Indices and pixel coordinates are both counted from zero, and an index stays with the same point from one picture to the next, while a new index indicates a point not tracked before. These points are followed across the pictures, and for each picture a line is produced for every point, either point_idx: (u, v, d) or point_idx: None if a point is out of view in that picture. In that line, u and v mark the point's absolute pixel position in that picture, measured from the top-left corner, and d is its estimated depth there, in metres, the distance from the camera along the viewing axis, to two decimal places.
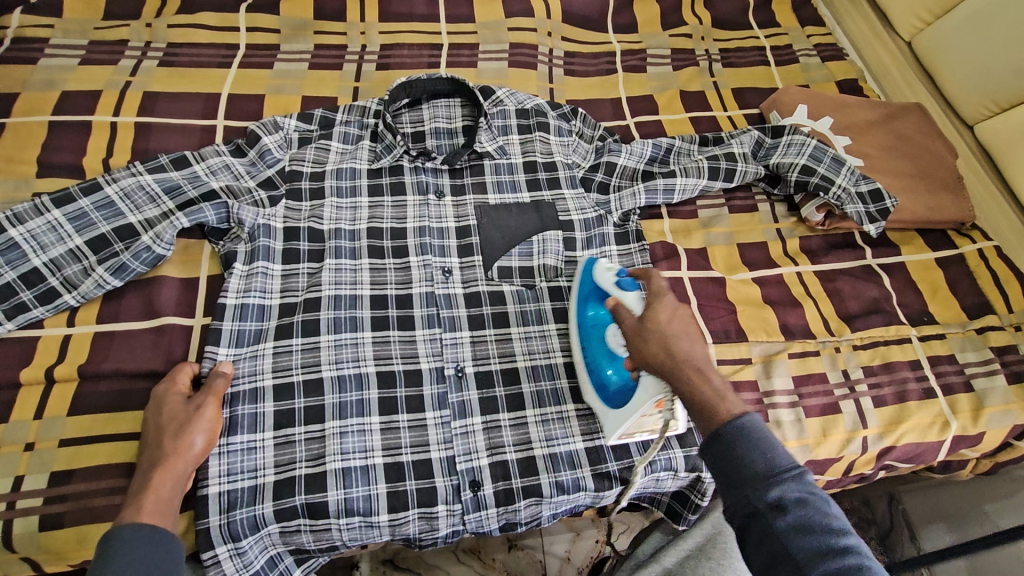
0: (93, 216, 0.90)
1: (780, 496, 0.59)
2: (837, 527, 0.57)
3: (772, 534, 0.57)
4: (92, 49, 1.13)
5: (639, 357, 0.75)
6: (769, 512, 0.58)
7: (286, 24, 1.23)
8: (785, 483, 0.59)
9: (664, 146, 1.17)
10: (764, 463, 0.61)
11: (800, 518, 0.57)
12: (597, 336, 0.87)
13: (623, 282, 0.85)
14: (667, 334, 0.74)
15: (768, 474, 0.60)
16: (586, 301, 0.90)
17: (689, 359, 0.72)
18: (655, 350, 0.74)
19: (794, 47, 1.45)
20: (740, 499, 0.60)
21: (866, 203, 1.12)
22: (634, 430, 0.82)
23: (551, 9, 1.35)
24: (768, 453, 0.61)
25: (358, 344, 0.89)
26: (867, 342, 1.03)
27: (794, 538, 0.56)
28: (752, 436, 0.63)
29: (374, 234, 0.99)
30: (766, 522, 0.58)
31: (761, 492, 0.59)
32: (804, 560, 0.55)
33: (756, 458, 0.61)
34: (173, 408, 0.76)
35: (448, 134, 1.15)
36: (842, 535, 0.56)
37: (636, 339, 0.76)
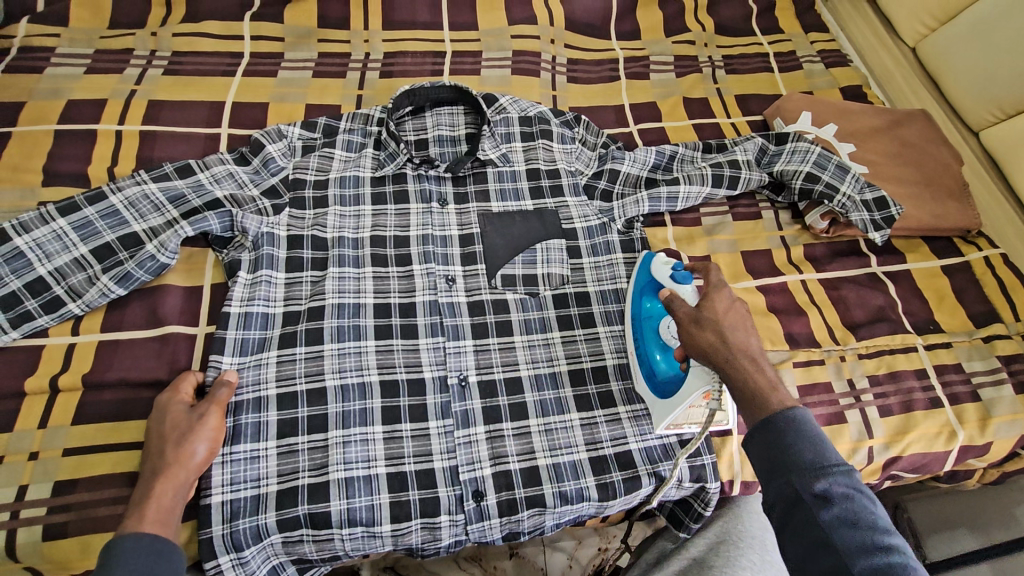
0: (98, 225, 0.90)
1: (826, 488, 0.62)
2: (877, 524, 0.60)
3: (815, 524, 0.60)
4: (98, 58, 1.14)
5: (691, 344, 0.75)
6: (814, 503, 0.61)
7: (289, 32, 1.23)
8: (832, 476, 0.62)
9: (668, 153, 1.17)
10: (814, 456, 0.63)
11: (844, 511, 0.60)
12: (650, 329, 0.89)
13: (679, 275, 0.85)
14: (723, 323, 0.74)
15: (816, 466, 0.63)
16: (643, 294, 0.92)
17: (743, 350, 0.72)
18: (712, 339, 0.73)
19: (798, 53, 1.45)
20: (785, 487, 0.63)
21: (872, 211, 1.11)
22: (682, 421, 0.86)
23: (554, 17, 1.35)
24: (817, 447, 0.64)
25: (361, 353, 0.88)
26: (872, 351, 1.02)
27: (837, 529, 0.60)
28: (802, 429, 0.65)
29: (377, 242, 0.99)
30: (809, 512, 0.61)
31: (808, 483, 0.62)
32: (844, 550, 0.59)
33: (805, 451, 0.64)
34: (178, 416, 0.76)
35: (451, 142, 1.15)
36: (881, 532, 0.60)
37: (690, 328, 0.75)
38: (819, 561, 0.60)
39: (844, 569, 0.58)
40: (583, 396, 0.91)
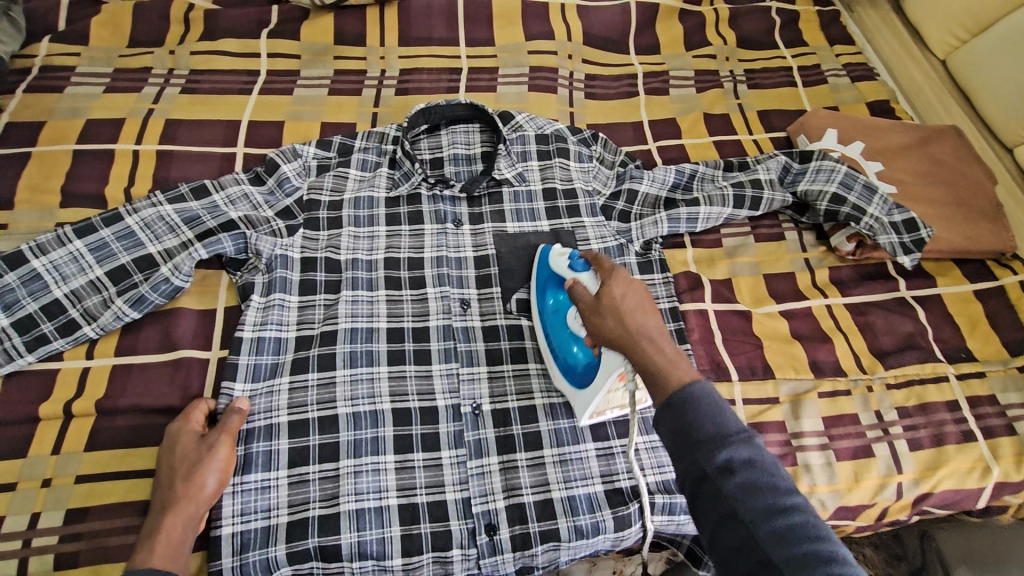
0: (114, 246, 0.90)
1: (728, 458, 0.57)
2: (785, 487, 0.55)
3: (721, 499, 0.56)
4: (117, 77, 1.14)
5: (600, 335, 0.74)
6: (718, 475, 0.56)
7: (306, 49, 1.23)
8: (731, 445, 0.57)
9: (687, 173, 1.14)
10: (713, 426, 0.58)
11: (748, 482, 0.55)
12: (559, 322, 0.88)
13: (576, 264, 0.86)
14: (621, 307, 0.72)
15: (717, 437, 0.57)
16: (546, 290, 0.91)
17: (644, 332, 0.69)
18: (613, 327, 0.72)
19: (822, 67, 1.41)
20: (689, 466, 0.58)
21: (900, 233, 1.07)
22: (603, 407, 0.82)
23: (572, 33, 1.34)
24: (715, 415, 0.59)
25: (374, 380, 0.87)
26: (901, 381, 0.98)
27: (742, 502, 0.55)
28: (700, 399, 0.60)
29: (391, 264, 0.98)
30: (714, 487, 0.56)
31: (709, 458, 0.57)
32: (752, 523, 0.54)
33: (704, 421, 0.59)
34: (186, 446, 0.76)
35: (467, 161, 1.13)
36: (790, 495, 0.55)
37: (593, 318, 0.74)
38: (731, 539, 0.55)
39: (755, 544, 0.53)
40: (599, 425, 0.89)
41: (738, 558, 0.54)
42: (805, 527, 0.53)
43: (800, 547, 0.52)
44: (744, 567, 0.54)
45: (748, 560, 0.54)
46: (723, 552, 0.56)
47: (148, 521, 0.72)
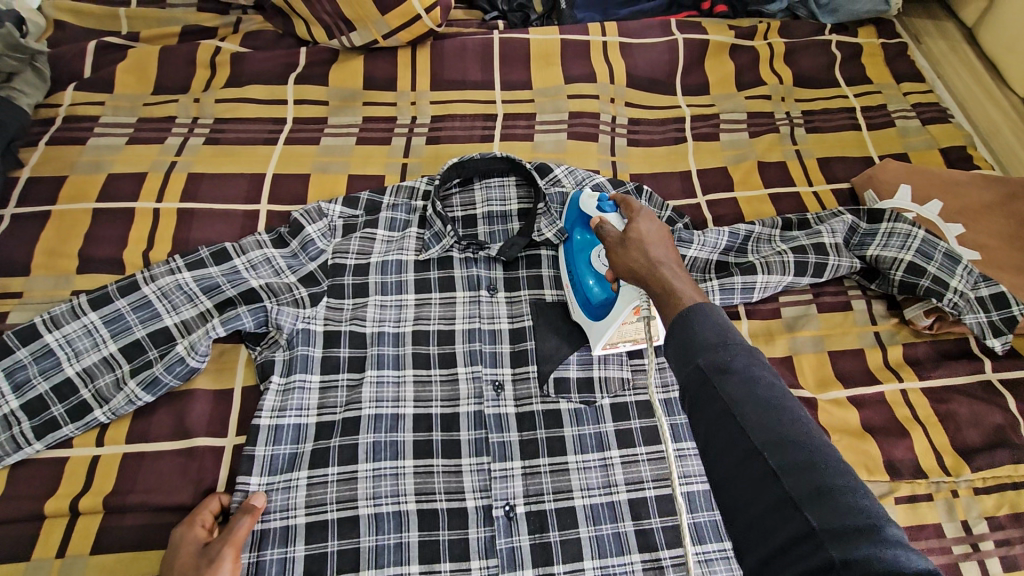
0: (129, 318, 0.85)
1: (728, 360, 0.55)
2: (779, 387, 0.54)
3: (716, 396, 0.53)
4: (140, 127, 1.10)
5: (621, 266, 0.75)
6: (716, 376, 0.54)
7: (334, 95, 1.17)
8: (731, 351, 0.55)
9: (742, 233, 1.03)
10: (715, 335, 0.57)
11: (745, 382, 0.53)
12: (581, 256, 0.91)
13: (605, 205, 0.89)
14: (645, 241, 0.74)
15: (719, 343, 0.56)
16: (574, 227, 0.94)
17: (663, 262, 0.71)
18: (635, 257, 0.73)
19: (889, 107, 1.28)
20: (688, 367, 0.56)
21: (988, 310, 0.96)
22: (617, 339, 0.86)
23: (615, 74, 1.25)
24: (719, 327, 0.58)
25: (398, 476, 0.81)
26: (989, 484, 0.87)
27: (739, 398, 0.53)
28: (705, 313, 0.60)
29: (420, 338, 0.90)
30: (710, 384, 0.54)
31: (708, 359, 0.55)
32: (742, 417, 0.52)
33: (708, 330, 0.57)
34: (188, 557, 0.71)
35: (502, 218, 1.03)
36: (784, 394, 0.54)
37: (616, 250, 0.75)
38: (720, 434, 0.53)
39: (744, 436, 0.51)
40: (645, 531, 0.80)
41: (726, 452, 0.52)
42: (798, 425, 0.51)
43: (787, 438, 0.50)
44: (731, 462, 0.52)
45: (734, 455, 0.52)
46: (710, 449, 0.54)
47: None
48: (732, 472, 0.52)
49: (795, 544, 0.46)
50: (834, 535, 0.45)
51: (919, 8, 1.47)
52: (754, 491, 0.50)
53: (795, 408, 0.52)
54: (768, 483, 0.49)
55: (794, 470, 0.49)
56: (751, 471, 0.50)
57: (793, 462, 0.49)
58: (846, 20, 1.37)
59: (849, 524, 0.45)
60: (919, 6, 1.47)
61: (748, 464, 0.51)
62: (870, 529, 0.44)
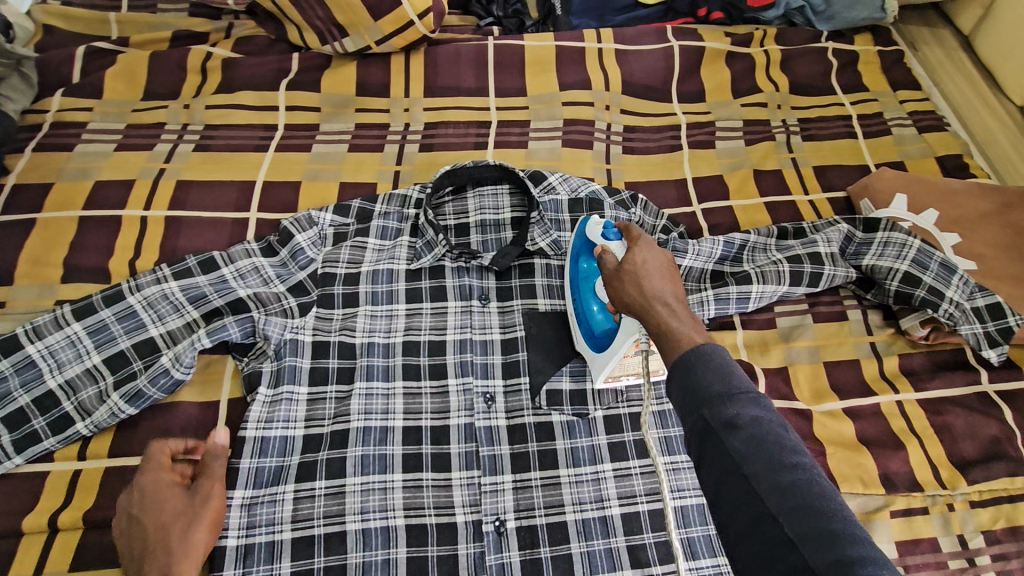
0: (114, 329, 0.84)
1: (736, 414, 0.53)
2: (792, 443, 0.52)
3: (726, 454, 0.51)
4: (130, 133, 1.09)
5: (618, 300, 0.72)
6: (724, 431, 0.52)
7: (327, 101, 1.16)
8: (739, 403, 0.53)
9: (738, 242, 1.02)
10: (721, 384, 0.55)
11: (755, 438, 0.51)
12: (586, 285, 0.88)
13: (610, 232, 0.85)
14: (643, 272, 0.70)
15: (726, 393, 0.54)
16: (579, 256, 0.90)
17: (662, 299, 0.68)
18: (632, 292, 0.69)
19: (885, 115, 1.27)
20: (695, 420, 0.54)
21: (984, 322, 0.95)
22: (620, 372, 0.83)
23: (610, 81, 1.24)
24: (726, 374, 0.55)
25: (387, 490, 0.79)
26: (986, 497, 0.86)
27: (748, 456, 0.51)
28: (711, 359, 0.57)
29: (410, 349, 0.89)
30: (718, 440, 0.52)
31: (715, 412, 0.53)
32: (754, 478, 0.50)
33: (712, 377, 0.55)
34: (170, 503, 0.72)
35: (495, 227, 1.02)
36: (797, 450, 0.52)
37: (612, 283, 0.72)
38: (732, 494, 0.51)
39: (757, 498, 0.49)
40: (637, 546, 0.79)
41: (738, 512, 0.50)
42: (813, 486, 0.49)
43: (803, 501, 0.48)
44: (743, 524, 0.50)
45: (748, 518, 0.49)
46: (722, 509, 0.52)
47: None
48: (746, 536, 0.49)
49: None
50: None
51: (915, 15, 1.47)
52: (770, 560, 0.47)
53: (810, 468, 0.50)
54: (786, 551, 0.47)
55: (812, 537, 0.46)
56: (766, 536, 0.48)
57: (810, 528, 0.47)
58: (842, 28, 1.36)
59: None
60: (915, 13, 1.47)
61: (763, 529, 0.48)
62: None
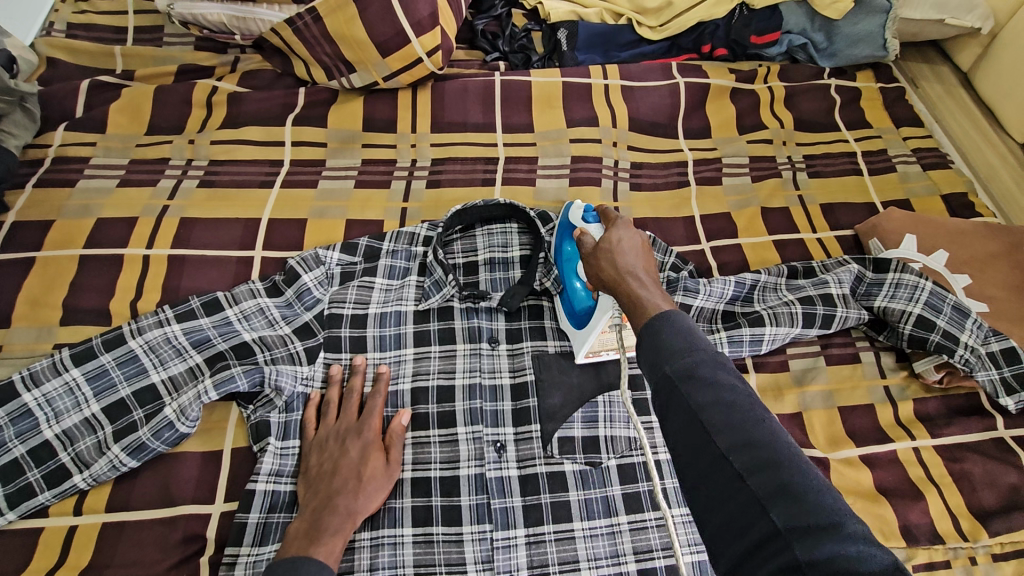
0: (114, 375, 0.82)
1: (693, 366, 0.54)
2: (746, 392, 0.53)
3: (685, 402, 0.53)
4: (133, 168, 1.08)
5: (596, 279, 0.72)
6: (683, 382, 0.54)
7: (333, 137, 1.15)
8: (699, 356, 0.55)
9: (748, 282, 1.01)
10: (683, 341, 0.56)
11: (711, 386, 0.53)
12: (570, 269, 0.90)
13: (589, 217, 0.88)
14: (616, 251, 0.72)
15: (686, 348, 0.56)
16: (562, 239, 0.93)
17: (633, 272, 0.68)
18: (606, 268, 0.70)
19: (890, 152, 1.27)
20: (658, 375, 0.55)
21: (999, 366, 0.94)
22: (599, 347, 0.85)
23: (617, 118, 1.24)
24: (686, 332, 0.57)
25: (397, 545, 0.77)
26: (1008, 549, 0.85)
27: (704, 403, 0.52)
28: (674, 321, 0.59)
29: (419, 397, 0.87)
30: (678, 391, 0.54)
31: (675, 365, 0.55)
32: (710, 424, 0.51)
33: (674, 335, 0.57)
34: (376, 464, 0.79)
35: (504, 265, 0.99)
36: (751, 398, 0.53)
37: (589, 261, 0.73)
38: (689, 440, 0.52)
39: (710, 441, 0.51)
40: None
41: (696, 457, 0.52)
42: (763, 427, 0.51)
43: (753, 440, 0.50)
44: (701, 467, 0.51)
45: (703, 461, 0.51)
46: (681, 455, 0.54)
47: (314, 517, 0.73)
48: (703, 477, 0.51)
49: (762, 546, 0.46)
50: (800, 533, 0.45)
51: (914, 51, 1.48)
52: (724, 497, 0.49)
53: (761, 411, 0.52)
54: (736, 486, 0.49)
55: (759, 472, 0.48)
56: (720, 475, 0.50)
57: (759, 464, 0.49)
58: (845, 65, 1.37)
59: (812, 522, 0.45)
60: (914, 49, 1.48)
61: (716, 469, 0.50)
62: (834, 527, 0.44)
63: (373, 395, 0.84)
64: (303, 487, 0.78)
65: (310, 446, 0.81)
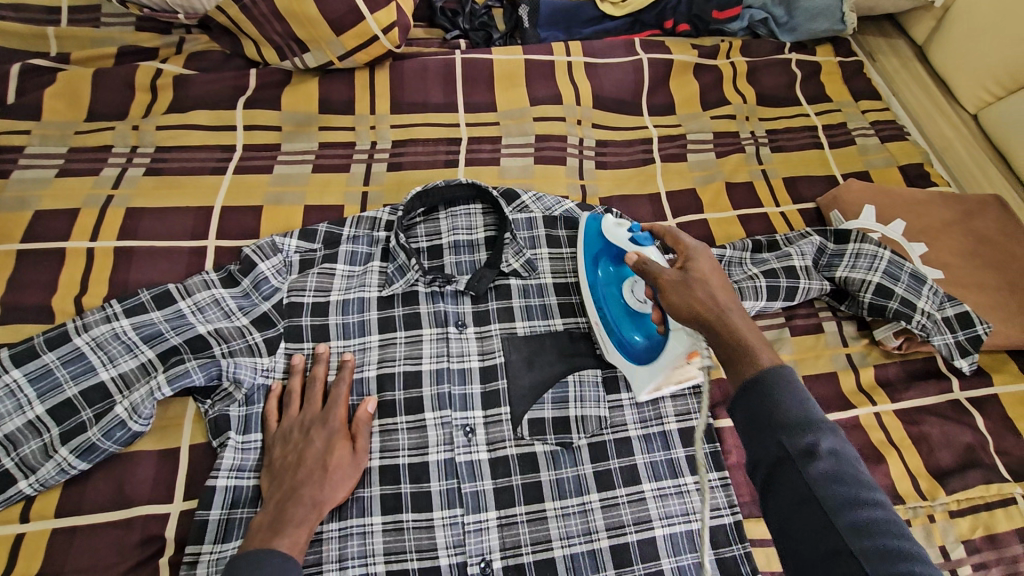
0: (59, 374, 0.78)
1: (813, 443, 0.55)
2: (867, 484, 0.54)
3: (803, 482, 0.54)
4: (73, 157, 1.02)
5: (681, 307, 0.69)
6: (802, 459, 0.55)
7: (288, 120, 1.11)
8: (820, 433, 0.56)
9: (713, 257, 1.01)
10: (801, 414, 0.57)
11: (833, 471, 0.54)
12: (613, 295, 0.87)
13: (639, 237, 0.81)
14: (708, 282, 0.69)
15: (804, 421, 0.56)
16: (599, 261, 0.89)
17: (731, 309, 0.67)
18: (702, 300, 0.68)
19: (849, 125, 1.28)
20: (770, 445, 0.56)
21: (954, 331, 0.97)
22: (664, 383, 0.81)
23: (580, 96, 1.23)
24: (802, 403, 0.57)
25: (367, 534, 0.76)
26: (965, 506, 0.88)
27: (825, 486, 0.53)
28: (787, 384, 0.59)
29: (385, 383, 0.85)
30: (796, 469, 0.55)
31: (793, 440, 0.56)
32: (830, 508, 0.52)
33: (789, 406, 0.57)
34: (342, 453, 0.77)
35: (469, 248, 0.97)
36: (873, 491, 0.54)
37: (677, 289, 0.70)
38: (805, 521, 0.53)
39: (833, 530, 0.52)
40: None
41: (811, 540, 0.53)
42: (887, 522, 0.52)
43: (881, 541, 0.50)
44: (818, 555, 0.52)
45: (822, 548, 0.52)
46: (792, 535, 0.54)
47: (277, 510, 0.72)
48: (819, 564, 0.52)
49: None
50: None
51: (872, 25, 1.50)
52: None
53: (887, 508, 0.53)
54: None
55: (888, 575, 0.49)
56: (836, 565, 0.51)
57: (887, 566, 0.49)
58: (805, 39, 1.37)
59: None
60: (872, 23, 1.50)
61: (835, 559, 0.51)
62: None
63: (336, 383, 0.82)
64: (267, 479, 0.76)
65: (273, 438, 0.79)
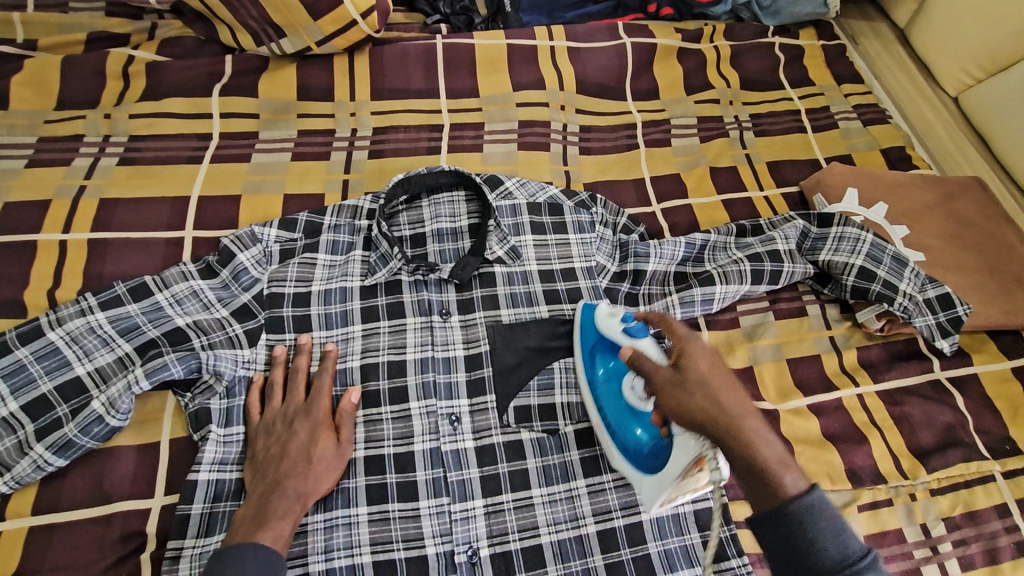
0: (33, 370, 0.76)
1: None
2: None
3: None
4: (42, 147, 0.99)
5: (678, 409, 0.65)
6: None
7: (265, 107, 1.08)
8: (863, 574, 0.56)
9: (698, 242, 1.01)
10: (840, 551, 0.57)
11: None
12: (612, 391, 0.79)
13: (633, 330, 0.78)
14: (709, 381, 0.65)
15: (844, 561, 0.56)
16: (596, 357, 0.82)
17: (742, 416, 0.63)
18: (702, 404, 0.64)
19: (832, 109, 1.29)
20: None
21: (935, 312, 0.98)
22: (676, 494, 0.72)
23: (564, 81, 1.21)
24: (841, 540, 0.57)
25: (352, 525, 0.76)
26: (945, 484, 0.89)
27: None
28: (823, 516, 0.58)
29: (369, 373, 0.84)
30: None
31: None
32: None
33: (827, 543, 0.57)
34: (326, 444, 0.76)
35: (452, 236, 0.96)
36: None
37: (676, 390, 0.66)
38: None
39: None
40: (615, 564, 0.78)
41: None
42: None
43: None
44: None
45: None
46: None
47: (260, 502, 0.71)
48: None
49: None
50: None
51: (855, 9, 1.50)
52: None
53: None
54: None
55: None
56: None
57: None
58: (788, 22, 1.37)
59: None
60: (854, 6, 1.50)
61: None
62: None
63: (319, 373, 0.81)
64: (250, 472, 0.75)
65: (256, 431, 0.78)
